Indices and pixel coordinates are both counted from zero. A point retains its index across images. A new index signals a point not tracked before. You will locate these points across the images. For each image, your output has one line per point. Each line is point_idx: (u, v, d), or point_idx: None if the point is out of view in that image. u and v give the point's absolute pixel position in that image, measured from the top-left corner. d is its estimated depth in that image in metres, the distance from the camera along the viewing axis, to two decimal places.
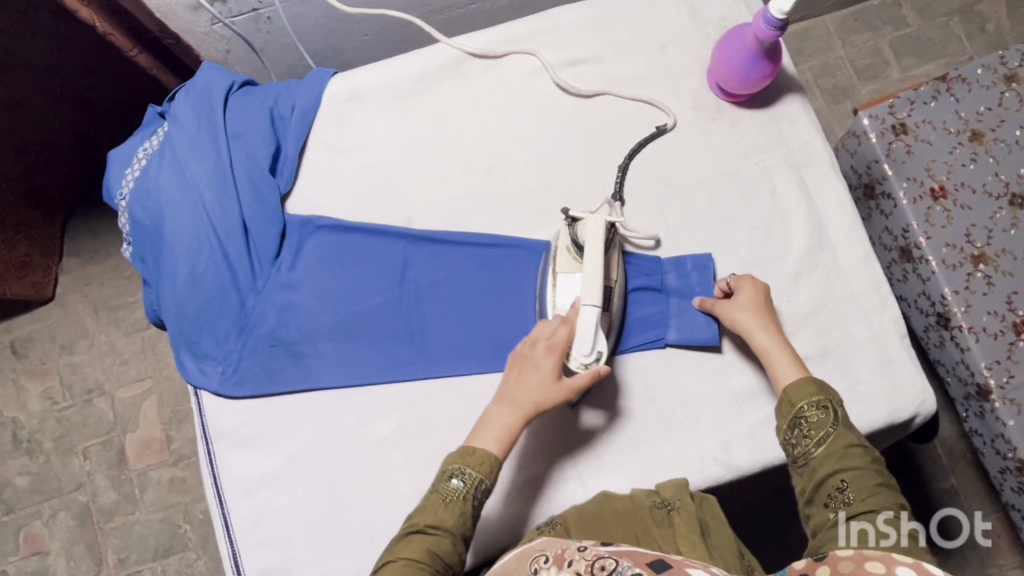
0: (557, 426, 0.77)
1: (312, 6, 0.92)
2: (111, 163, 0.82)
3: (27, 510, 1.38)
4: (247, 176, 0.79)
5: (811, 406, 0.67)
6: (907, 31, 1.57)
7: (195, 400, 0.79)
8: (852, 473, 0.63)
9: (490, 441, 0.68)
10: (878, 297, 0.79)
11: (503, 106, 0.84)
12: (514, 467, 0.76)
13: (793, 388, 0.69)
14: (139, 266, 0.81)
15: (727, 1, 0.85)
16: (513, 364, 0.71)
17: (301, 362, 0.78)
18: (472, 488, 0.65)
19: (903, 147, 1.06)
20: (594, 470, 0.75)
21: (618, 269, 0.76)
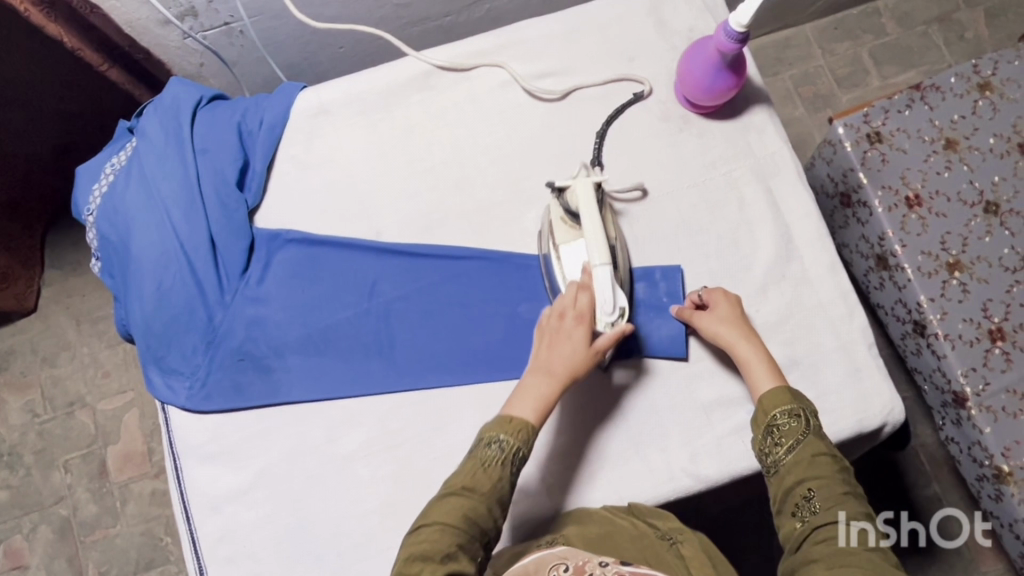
0: (591, 399, 0.77)
1: (284, 19, 0.92)
2: (80, 179, 0.83)
3: (8, 524, 1.38)
4: (214, 191, 0.79)
5: (785, 414, 0.67)
6: (886, 40, 1.59)
7: (162, 415, 0.79)
8: (821, 481, 0.63)
9: (528, 410, 0.68)
10: (846, 306, 0.79)
11: (473, 118, 0.84)
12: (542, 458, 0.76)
13: (768, 397, 0.69)
14: (108, 282, 0.81)
15: (694, 12, 0.86)
16: (542, 338, 0.72)
17: (270, 376, 0.77)
18: (509, 456, 0.65)
19: (878, 155, 1.07)
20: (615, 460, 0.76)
21: (615, 229, 0.77)
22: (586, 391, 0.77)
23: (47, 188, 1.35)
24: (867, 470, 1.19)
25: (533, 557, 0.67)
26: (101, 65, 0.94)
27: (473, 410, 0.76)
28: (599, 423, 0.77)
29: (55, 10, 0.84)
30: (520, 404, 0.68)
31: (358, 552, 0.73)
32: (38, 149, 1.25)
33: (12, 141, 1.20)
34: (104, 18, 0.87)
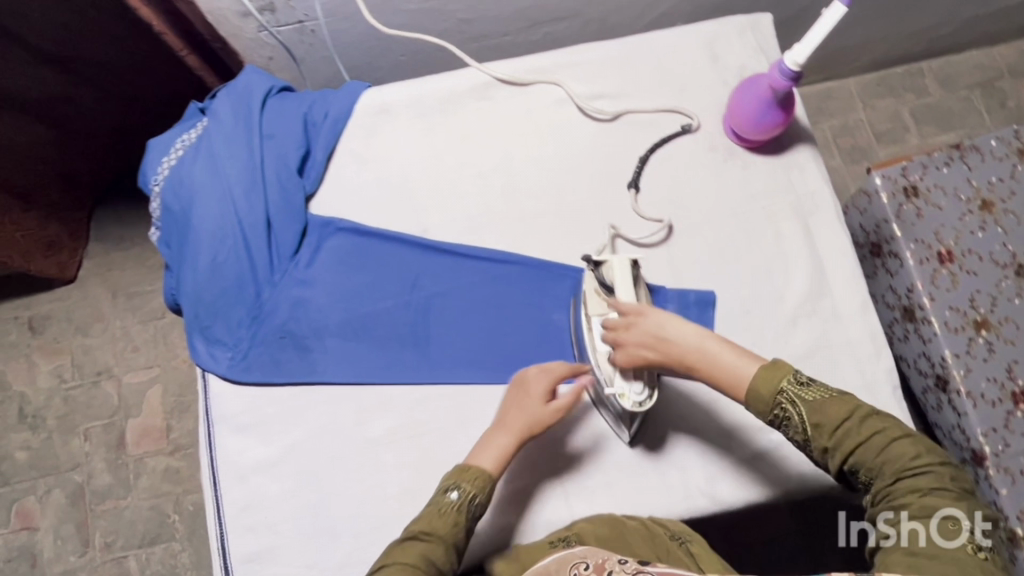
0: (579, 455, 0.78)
1: (354, 22, 0.97)
2: (150, 151, 0.87)
3: (23, 484, 1.41)
4: (276, 174, 0.83)
5: (783, 400, 0.66)
6: (927, 100, 1.62)
7: (201, 383, 0.81)
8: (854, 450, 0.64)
9: (486, 459, 0.71)
10: (874, 346, 0.81)
11: (525, 131, 0.87)
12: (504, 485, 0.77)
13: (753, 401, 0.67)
14: (163, 250, 0.85)
15: (747, 51, 0.89)
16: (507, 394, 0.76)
17: (308, 355, 0.80)
18: (466, 503, 0.68)
19: (913, 209, 1.08)
20: (583, 488, 0.77)
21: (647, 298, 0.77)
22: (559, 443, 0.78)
23: (102, 163, 1.41)
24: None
25: (552, 557, 0.66)
26: (183, 50, 0.98)
27: (498, 409, 0.79)
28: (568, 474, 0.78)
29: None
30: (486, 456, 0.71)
31: (373, 535, 0.75)
32: (99, 126, 1.32)
33: (76, 117, 1.27)
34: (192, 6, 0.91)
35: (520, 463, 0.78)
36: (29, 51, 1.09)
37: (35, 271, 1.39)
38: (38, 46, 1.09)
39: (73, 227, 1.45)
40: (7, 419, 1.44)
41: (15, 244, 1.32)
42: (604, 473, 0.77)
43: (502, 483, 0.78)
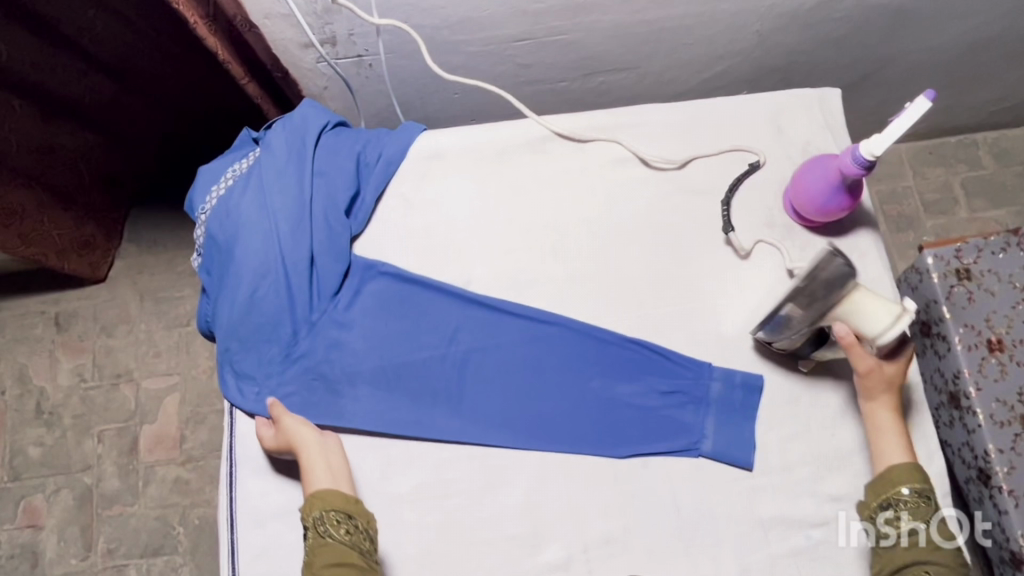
0: (608, 535, 0.75)
1: (413, 60, 0.97)
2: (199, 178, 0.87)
3: (32, 481, 1.40)
4: (324, 213, 0.82)
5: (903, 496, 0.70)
6: (979, 173, 1.58)
7: (228, 419, 0.80)
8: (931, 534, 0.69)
9: (316, 483, 0.72)
10: (925, 448, 0.77)
11: (578, 189, 0.85)
12: (528, 558, 0.74)
13: (897, 471, 0.71)
14: (203, 277, 0.84)
15: (814, 126, 0.87)
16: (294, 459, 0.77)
17: (337, 399, 0.78)
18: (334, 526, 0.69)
19: (965, 293, 1.05)
20: (609, 570, 0.74)
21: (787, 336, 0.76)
22: (587, 520, 0.75)
23: (142, 167, 1.41)
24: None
25: None
26: (243, 78, 0.94)
27: (527, 478, 0.76)
28: (595, 555, 0.74)
29: (217, 23, 0.85)
30: (308, 483, 0.72)
31: None
32: (144, 132, 1.33)
33: (123, 122, 1.28)
34: (257, 35, 0.90)
35: (544, 537, 0.75)
36: (85, 57, 1.10)
37: (68, 270, 1.38)
38: (95, 53, 1.10)
39: (109, 228, 1.45)
40: (24, 413, 1.43)
41: (50, 240, 1.31)
42: (635, 555, 0.74)
43: (525, 557, 0.74)
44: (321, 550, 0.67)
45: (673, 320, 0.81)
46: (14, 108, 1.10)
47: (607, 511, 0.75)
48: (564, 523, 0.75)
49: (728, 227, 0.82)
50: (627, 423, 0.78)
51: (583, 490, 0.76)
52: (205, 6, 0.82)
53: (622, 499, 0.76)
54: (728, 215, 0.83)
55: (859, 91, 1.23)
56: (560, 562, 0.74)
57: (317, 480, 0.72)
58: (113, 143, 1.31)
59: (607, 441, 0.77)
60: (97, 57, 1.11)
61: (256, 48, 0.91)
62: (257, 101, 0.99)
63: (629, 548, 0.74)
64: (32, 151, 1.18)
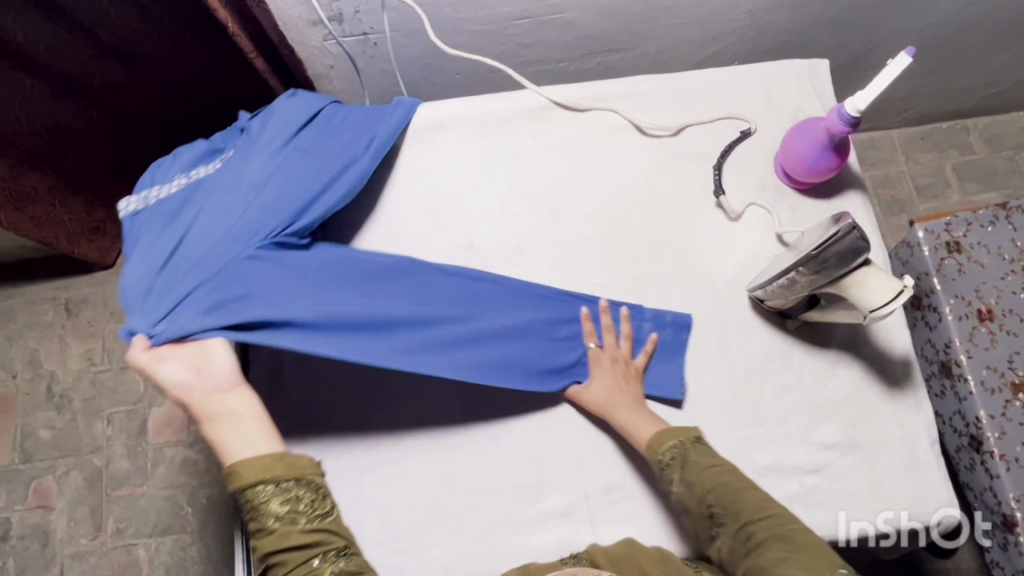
0: (609, 488, 0.77)
1: (417, 38, 1.00)
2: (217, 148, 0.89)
3: (43, 463, 1.42)
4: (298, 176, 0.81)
5: (666, 459, 0.70)
6: (971, 157, 1.61)
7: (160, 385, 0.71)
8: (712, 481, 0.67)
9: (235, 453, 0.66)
10: (915, 398, 0.79)
11: (576, 156, 0.89)
12: (531, 510, 0.76)
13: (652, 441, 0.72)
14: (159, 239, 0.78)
15: (803, 95, 0.90)
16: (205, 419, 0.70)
17: (271, 336, 0.73)
18: (271, 500, 0.63)
19: (955, 264, 1.08)
20: (608, 518, 0.76)
21: (784, 295, 0.75)
22: (588, 472, 0.78)
23: (151, 152, 1.45)
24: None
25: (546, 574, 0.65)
26: (251, 52, 0.99)
27: (529, 430, 0.79)
28: (596, 507, 0.77)
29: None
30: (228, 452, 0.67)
31: (396, 543, 0.75)
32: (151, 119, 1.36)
33: (133, 108, 1.31)
34: (266, 11, 0.93)
35: (548, 488, 0.77)
36: (98, 44, 1.13)
37: (78, 255, 1.43)
38: (107, 40, 1.13)
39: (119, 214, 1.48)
40: (35, 397, 1.46)
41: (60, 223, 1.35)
42: (634, 503, 0.77)
43: (530, 508, 0.77)
44: (262, 537, 0.63)
45: (668, 280, 0.84)
46: (27, 87, 1.13)
47: (607, 462, 0.78)
48: (566, 473, 0.78)
49: (720, 190, 0.85)
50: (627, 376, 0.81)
51: (584, 441, 0.79)
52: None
53: (622, 452, 0.78)
54: (718, 178, 0.86)
55: (850, 72, 1.26)
56: (562, 510, 0.77)
57: (228, 445, 0.66)
58: (122, 129, 1.34)
59: None
60: (109, 44, 1.14)
61: (264, 25, 0.95)
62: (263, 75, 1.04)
63: (628, 497, 0.77)
64: (43, 134, 1.22)
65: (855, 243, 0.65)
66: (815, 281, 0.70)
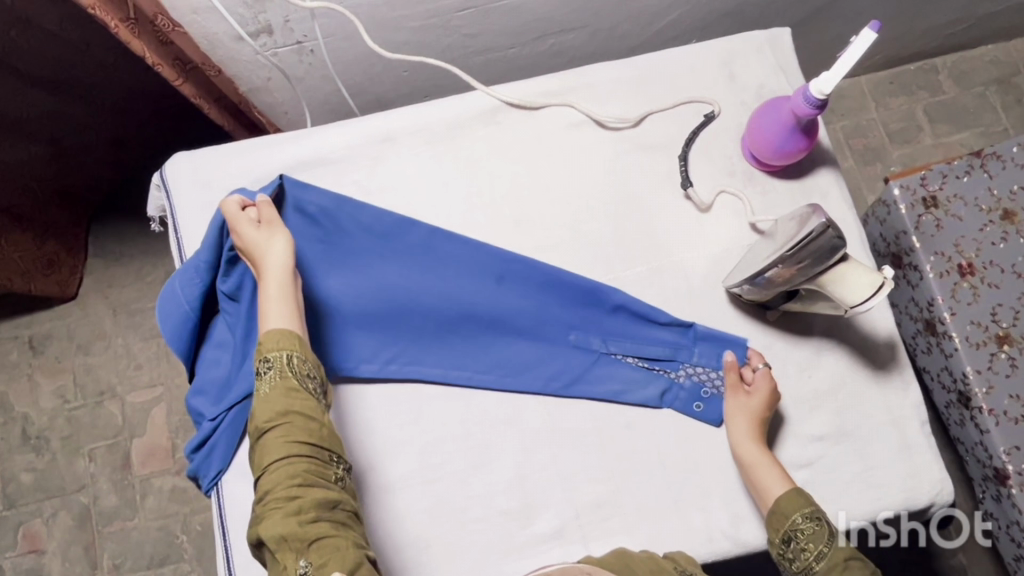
0: (597, 505, 0.75)
1: (354, 41, 0.94)
2: (173, 179, 0.83)
3: (29, 507, 1.39)
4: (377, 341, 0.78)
5: (799, 525, 0.68)
6: (941, 98, 1.57)
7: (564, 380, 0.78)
8: (841, 552, 0.66)
9: (279, 318, 0.65)
10: (902, 379, 0.78)
11: (536, 156, 0.84)
12: (523, 536, 0.74)
13: (786, 500, 0.70)
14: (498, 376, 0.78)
15: (765, 69, 0.86)
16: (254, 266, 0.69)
17: (535, 327, 0.80)
18: (288, 369, 0.62)
19: (932, 221, 1.05)
20: (599, 534, 0.74)
21: (758, 294, 0.72)
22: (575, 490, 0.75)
23: (94, 177, 1.38)
24: (898, 556, 1.18)
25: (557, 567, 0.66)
26: (176, 80, 0.90)
27: (515, 452, 0.76)
28: (588, 528, 0.75)
29: (138, 23, 0.81)
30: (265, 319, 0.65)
31: None
32: (91, 142, 1.29)
33: (70, 134, 1.24)
34: (183, 34, 0.87)
35: (536, 510, 0.75)
36: (21, 78, 1.06)
37: (36, 291, 1.34)
38: (27, 71, 1.05)
39: (72, 243, 1.41)
40: (11, 441, 1.41)
41: (14, 264, 1.28)
42: (626, 515, 0.75)
43: (520, 535, 0.74)
44: (299, 486, 0.57)
45: (642, 280, 0.81)
46: None
47: (593, 473, 0.76)
48: (553, 492, 0.75)
49: (687, 182, 0.81)
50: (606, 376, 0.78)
51: (566, 456, 0.76)
52: (123, 8, 0.78)
53: (609, 464, 0.76)
54: (685, 169, 0.82)
55: (814, 26, 1.22)
56: (553, 531, 0.74)
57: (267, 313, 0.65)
58: (60, 158, 1.27)
59: (589, 408, 0.77)
60: (29, 74, 1.06)
61: (185, 48, 0.88)
62: (194, 102, 0.96)
63: (619, 509, 0.75)
64: None
65: (833, 240, 0.62)
66: (791, 281, 0.66)
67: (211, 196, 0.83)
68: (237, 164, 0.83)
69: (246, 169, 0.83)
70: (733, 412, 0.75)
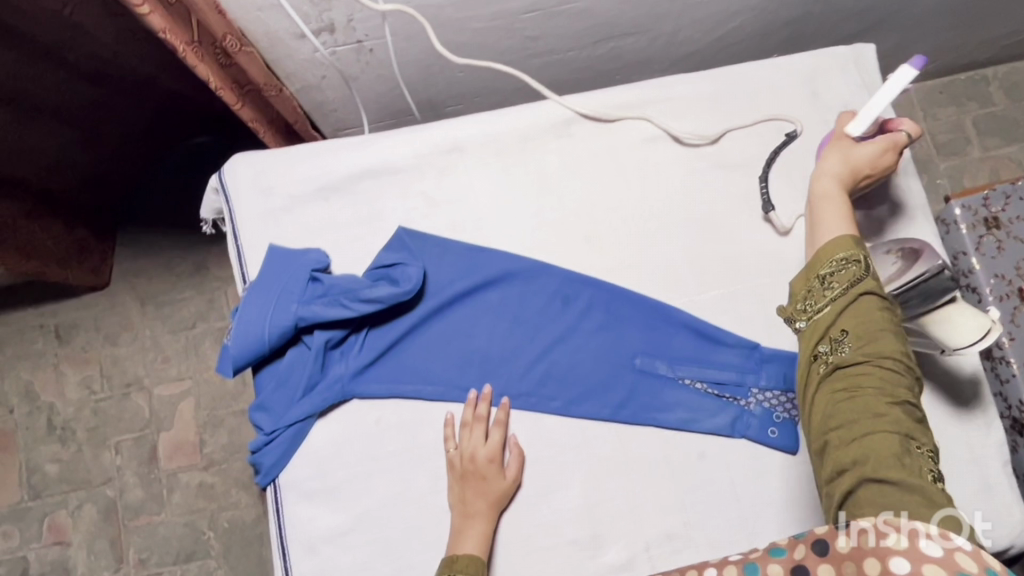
0: (669, 536, 0.73)
1: (416, 42, 0.91)
2: (231, 184, 0.80)
3: (54, 498, 1.34)
4: (439, 361, 0.76)
5: (832, 265, 0.63)
6: (990, 110, 1.49)
7: (630, 407, 0.75)
8: (849, 320, 0.60)
9: (472, 545, 0.68)
10: (984, 417, 0.75)
11: (609, 172, 0.81)
12: (593, 564, 0.72)
13: (836, 241, 0.64)
14: (562, 401, 0.75)
15: (850, 88, 0.83)
16: (458, 480, 0.72)
17: (600, 350, 0.77)
18: None
19: (994, 242, 1.00)
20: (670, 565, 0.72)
21: None
22: (646, 519, 0.73)
23: (126, 164, 1.34)
24: None
25: None
26: (235, 105, 0.89)
27: (584, 478, 0.74)
28: (658, 559, 0.72)
29: (201, 46, 0.78)
30: (458, 540, 0.69)
31: None
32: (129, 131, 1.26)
33: (108, 122, 1.20)
34: (247, 54, 0.85)
35: (606, 537, 0.73)
36: (58, 63, 1.02)
37: (72, 279, 1.30)
38: (72, 60, 1.03)
39: (102, 229, 1.36)
40: (36, 431, 1.37)
41: (49, 250, 1.22)
42: (698, 547, 0.72)
43: (589, 563, 0.72)
44: None
45: (717, 304, 0.78)
46: None
47: (664, 504, 0.73)
48: (622, 524, 0.73)
49: (769, 206, 0.78)
50: (679, 403, 0.76)
51: (637, 485, 0.74)
52: (189, 31, 0.75)
53: (683, 495, 0.74)
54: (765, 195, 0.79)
55: (876, 36, 1.18)
56: (623, 562, 0.72)
57: (461, 539, 0.69)
58: (96, 145, 1.24)
59: (661, 435, 0.75)
60: (68, 61, 1.03)
61: (247, 67, 0.86)
62: (252, 127, 0.93)
63: (691, 541, 0.73)
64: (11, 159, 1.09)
65: (947, 282, 0.62)
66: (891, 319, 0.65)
67: (273, 204, 0.80)
68: (298, 171, 0.80)
69: (308, 177, 0.80)
70: (840, 145, 0.72)
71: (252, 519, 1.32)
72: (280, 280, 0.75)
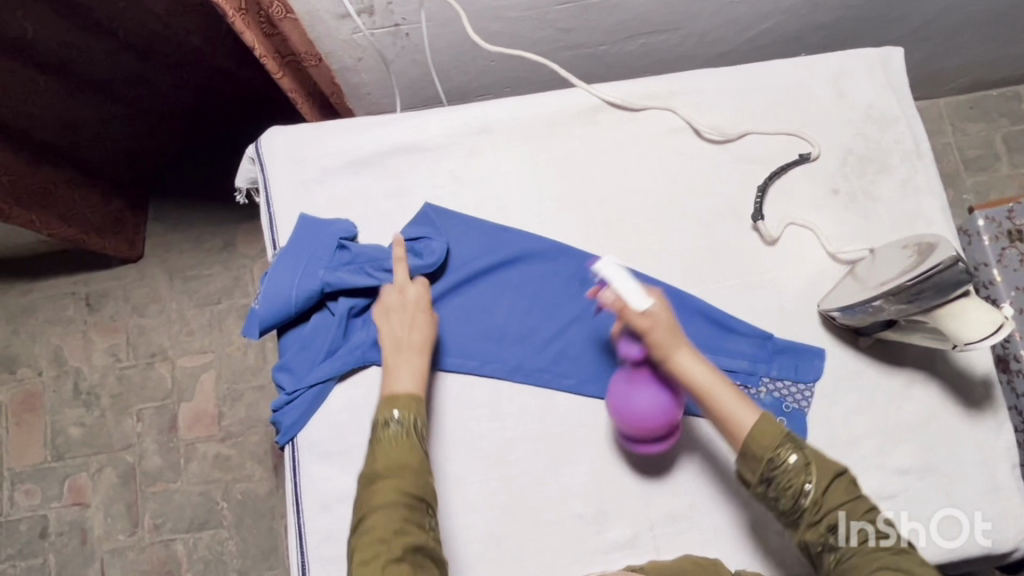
0: (674, 517, 0.74)
1: (451, 28, 0.94)
2: (267, 153, 0.83)
3: (76, 460, 1.38)
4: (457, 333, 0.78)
5: (781, 462, 0.62)
6: (1022, 127, 1.46)
7: None
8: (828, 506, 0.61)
9: (409, 381, 0.69)
10: (995, 419, 0.76)
11: (633, 160, 0.83)
12: (597, 540, 0.73)
13: (760, 433, 0.63)
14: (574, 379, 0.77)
15: (876, 89, 0.84)
16: (386, 327, 0.72)
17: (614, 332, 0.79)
18: (409, 429, 0.65)
19: (1017, 254, 0.99)
20: (672, 546, 0.73)
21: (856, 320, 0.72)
22: (651, 500, 0.74)
23: (164, 140, 1.39)
24: None
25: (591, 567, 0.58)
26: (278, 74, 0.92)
27: (593, 455, 0.75)
28: (661, 539, 0.73)
29: (248, 13, 0.82)
30: (394, 379, 0.69)
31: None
32: (170, 107, 1.31)
33: (149, 97, 1.25)
34: (293, 23, 0.88)
35: (611, 515, 0.74)
36: (104, 35, 1.06)
37: (108, 249, 1.33)
38: (118, 30, 1.07)
39: (134, 202, 1.40)
40: (63, 394, 1.41)
41: (86, 218, 1.26)
42: (702, 529, 0.74)
43: (593, 538, 0.74)
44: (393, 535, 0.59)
45: (732, 295, 0.79)
46: (38, 84, 1.06)
47: (670, 485, 0.75)
48: (627, 503, 0.74)
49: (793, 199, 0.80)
50: None
51: (644, 466, 0.75)
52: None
53: (689, 477, 0.75)
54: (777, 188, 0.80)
55: (906, 46, 1.18)
56: (626, 540, 0.73)
57: (398, 375, 0.69)
58: (137, 119, 1.28)
59: None
60: (113, 32, 1.07)
61: (291, 37, 0.89)
62: (291, 97, 0.97)
63: (696, 523, 0.74)
64: (55, 127, 1.14)
65: (960, 275, 0.63)
66: (905, 310, 0.67)
67: (306, 174, 0.82)
68: (331, 144, 0.83)
69: (341, 150, 0.83)
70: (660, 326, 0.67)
71: (265, 492, 1.34)
72: (308, 246, 0.78)
